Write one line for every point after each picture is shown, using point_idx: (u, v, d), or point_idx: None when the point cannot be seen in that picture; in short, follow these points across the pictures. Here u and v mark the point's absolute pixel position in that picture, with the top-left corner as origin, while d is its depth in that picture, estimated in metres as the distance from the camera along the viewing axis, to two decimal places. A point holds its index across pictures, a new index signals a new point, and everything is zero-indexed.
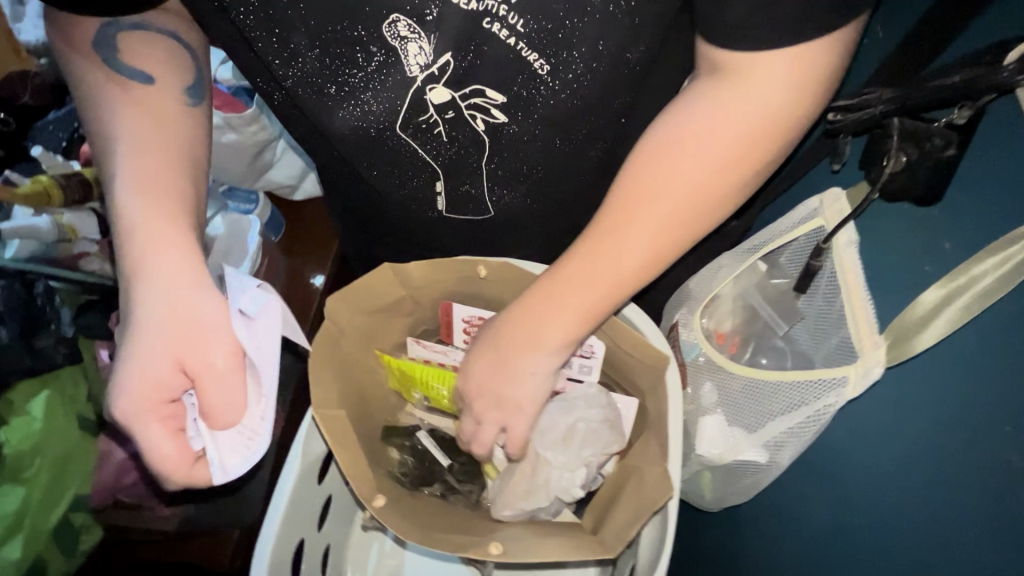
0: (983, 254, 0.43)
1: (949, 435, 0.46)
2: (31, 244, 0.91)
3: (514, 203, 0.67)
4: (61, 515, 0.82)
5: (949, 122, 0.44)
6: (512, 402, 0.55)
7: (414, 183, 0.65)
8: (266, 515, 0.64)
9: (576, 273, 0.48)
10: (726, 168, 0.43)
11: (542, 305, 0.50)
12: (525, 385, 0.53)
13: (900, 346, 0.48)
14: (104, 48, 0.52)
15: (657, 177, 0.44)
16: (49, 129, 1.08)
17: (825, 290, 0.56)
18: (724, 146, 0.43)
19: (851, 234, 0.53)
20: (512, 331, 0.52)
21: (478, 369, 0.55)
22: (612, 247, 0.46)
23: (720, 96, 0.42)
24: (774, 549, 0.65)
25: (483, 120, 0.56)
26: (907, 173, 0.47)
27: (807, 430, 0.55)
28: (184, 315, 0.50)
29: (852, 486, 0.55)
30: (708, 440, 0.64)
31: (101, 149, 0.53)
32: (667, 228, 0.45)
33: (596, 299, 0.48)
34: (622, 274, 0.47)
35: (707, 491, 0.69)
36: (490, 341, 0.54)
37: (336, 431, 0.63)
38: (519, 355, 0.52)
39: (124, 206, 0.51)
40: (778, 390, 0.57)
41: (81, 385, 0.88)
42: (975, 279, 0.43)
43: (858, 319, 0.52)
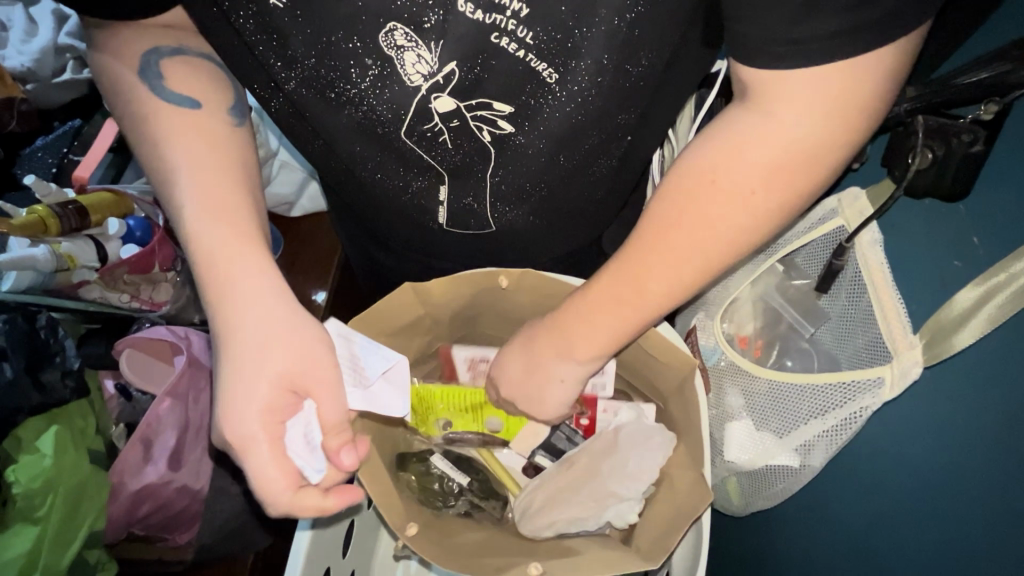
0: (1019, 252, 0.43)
1: (995, 434, 0.45)
2: (29, 275, 0.86)
3: (517, 219, 0.67)
4: (75, 552, 0.80)
5: (976, 118, 0.45)
6: (545, 400, 0.59)
7: (418, 185, 0.63)
8: (294, 536, 0.62)
9: (600, 298, 0.49)
10: (768, 187, 0.39)
11: (568, 321, 0.52)
12: (557, 385, 0.57)
13: (938, 345, 0.48)
14: (149, 74, 0.53)
15: (679, 209, 0.42)
16: (38, 156, 1.07)
17: (850, 288, 0.56)
18: (762, 170, 0.39)
19: (874, 232, 0.53)
20: (542, 341, 0.55)
21: (512, 370, 0.60)
22: (631, 273, 0.46)
23: (748, 126, 0.38)
24: (798, 549, 0.65)
25: (488, 131, 0.55)
26: (935, 169, 0.47)
27: (841, 432, 0.55)
28: (264, 327, 0.48)
29: (890, 486, 0.54)
30: (737, 446, 0.63)
31: (156, 168, 0.52)
32: (695, 259, 0.43)
33: (622, 322, 0.49)
34: (660, 291, 0.46)
35: (735, 498, 0.68)
36: (522, 350, 0.58)
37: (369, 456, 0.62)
38: (545, 360, 0.56)
39: (194, 228, 0.49)
40: (808, 393, 0.56)
41: (89, 416, 0.87)
42: (1015, 275, 0.43)
43: (889, 318, 0.51)
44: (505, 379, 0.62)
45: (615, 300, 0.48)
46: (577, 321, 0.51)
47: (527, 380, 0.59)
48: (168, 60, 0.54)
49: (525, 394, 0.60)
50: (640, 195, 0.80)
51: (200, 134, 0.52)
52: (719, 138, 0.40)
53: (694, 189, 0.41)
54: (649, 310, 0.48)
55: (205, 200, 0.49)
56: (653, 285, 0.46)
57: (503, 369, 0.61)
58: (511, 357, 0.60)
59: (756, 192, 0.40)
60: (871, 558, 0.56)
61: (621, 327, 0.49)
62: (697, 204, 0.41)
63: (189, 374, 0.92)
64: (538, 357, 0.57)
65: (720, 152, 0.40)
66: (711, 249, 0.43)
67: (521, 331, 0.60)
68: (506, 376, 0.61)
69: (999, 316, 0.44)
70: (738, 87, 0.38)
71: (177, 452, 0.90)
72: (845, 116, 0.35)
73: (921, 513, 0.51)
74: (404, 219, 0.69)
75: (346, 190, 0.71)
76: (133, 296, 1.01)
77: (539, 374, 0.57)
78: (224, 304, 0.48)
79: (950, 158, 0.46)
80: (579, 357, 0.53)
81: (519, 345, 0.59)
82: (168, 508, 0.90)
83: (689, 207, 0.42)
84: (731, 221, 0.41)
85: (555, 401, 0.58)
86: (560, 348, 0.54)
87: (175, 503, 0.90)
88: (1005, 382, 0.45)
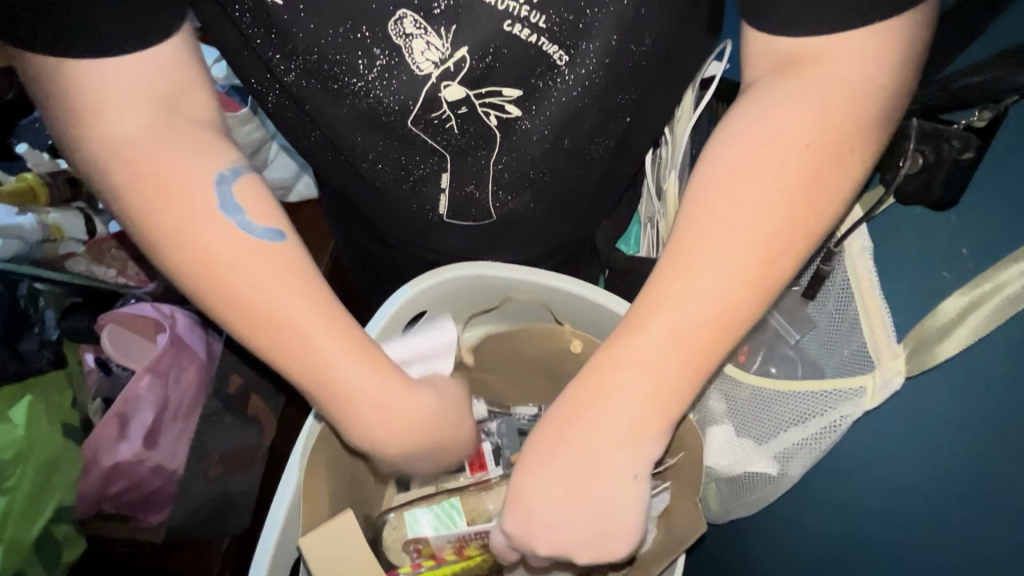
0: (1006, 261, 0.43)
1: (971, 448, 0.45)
2: (15, 244, 0.86)
3: (519, 208, 0.66)
4: (42, 526, 0.79)
5: (968, 125, 0.45)
6: (604, 515, 0.44)
7: (420, 172, 0.61)
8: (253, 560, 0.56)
9: (685, 291, 0.43)
10: (844, 133, 0.41)
11: (627, 362, 0.43)
12: (614, 488, 0.44)
13: (920, 355, 0.47)
14: (226, 212, 0.47)
15: (735, 187, 0.42)
16: (35, 128, 1.05)
17: (837, 297, 0.53)
18: (835, 117, 0.41)
19: (864, 239, 0.50)
20: (592, 411, 0.44)
21: (545, 492, 0.45)
22: (697, 273, 0.42)
23: (786, 87, 0.42)
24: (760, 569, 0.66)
25: (495, 116, 0.55)
26: (925, 175, 0.46)
27: (820, 442, 0.53)
28: (411, 405, 0.49)
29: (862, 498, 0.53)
30: (717, 451, 0.61)
31: (276, 335, 0.46)
32: (778, 234, 0.42)
33: (721, 326, 0.43)
34: (767, 266, 0.42)
35: (714, 503, 0.67)
36: (561, 454, 0.44)
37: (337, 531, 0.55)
38: (602, 439, 0.44)
39: (308, 356, 0.46)
40: (791, 400, 0.55)
41: (66, 390, 0.85)
42: (1003, 285, 0.43)
43: (874, 328, 0.49)
44: (532, 514, 0.45)
45: (690, 313, 0.42)
46: (641, 356, 0.43)
47: (573, 497, 0.44)
48: (238, 186, 0.49)
49: (580, 531, 0.44)
50: (632, 197, 0.81)
51: (302, 279, 0.47)
52: (749, 111, 0.44)
53: (745, 164, 0.42)
54: (739, 307, 0.42)
55: (313, 323, 0.46)
56: (751, 260, 0.42)
57: (523, 515, 0.45)
58: (532, 477, 0.45)
59: (823, 152, 0.41)
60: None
61: (729, 325, 0.43)
62: (771, 159, 0.42)
63: (172, 353, 0.93)
64: (588, 447, 0.44)
65: (765, 114, 0.42)
66: (794, 217, 0.42)
67: (537, 438, 0.46)
68: (533, 507, 0.45)
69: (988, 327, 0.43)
70: (770, 57, 0.43)
71: (154, 430, 0.90)
72: (883, 63, 0.40)
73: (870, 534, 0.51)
74: (399, 211, 0.68)
75: (338, 182, 0.70)
76: (119, 272, 0.99)
77: (588, 476, 0.44)
78: (392, 423, 0.48)
79: (940, 165, 0.45)
80: (644, 418, 0.43)
81: (544, 448, 0.45)
82: (140, 488, 0.89)
83: (764, 160, 0.42)
84: (805, 189, 0.41)
85: (616, 516, 0.44)
86: (614, 406, 0.44)
87: (148, 483, 0.90)
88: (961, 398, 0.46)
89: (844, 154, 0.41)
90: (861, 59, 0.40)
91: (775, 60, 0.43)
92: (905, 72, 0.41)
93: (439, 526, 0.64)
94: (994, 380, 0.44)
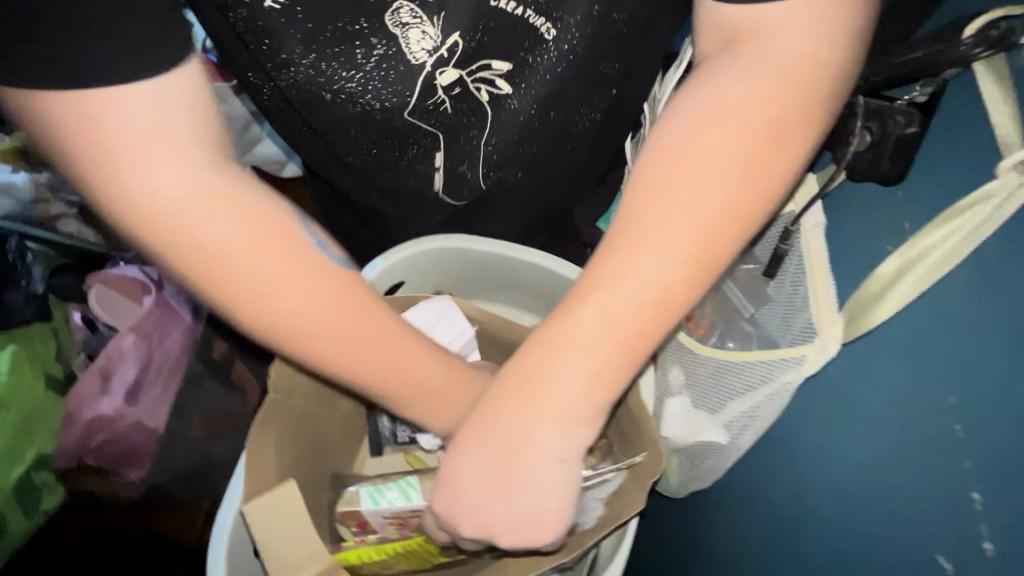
0: (936, 224, 0.42)
1: (891, 439, 0.42)
2: (7, 202, 0.92)
3: (504, 180, 0.69)
4: (23, 471, 0.83)
5: (912, 100, 0.46)
6: (525, 494, 0.44)
7: (413, 152, 0.64)
8: (218, 511, 0.57)
9: (626, 274, 0.42)
10: (790, 118, 0.42)
11: (560, 345, 0.43)
12: (538, 467, 0.44)
13: (855, 323, 0.45)
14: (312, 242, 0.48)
15: (679, 169, 0.43)
16: None
17: (793, 274, 0.52)
18: (778, 101, 0.41)
19: (818, 217, 0.50)
20: (523, 395, 0.43)
21: (471, 477, 0.44)
22: (638, 252, 0.42)
23: (735, 68, 0.42)
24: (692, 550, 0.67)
25: (486, 91, 0.58)
26: (874, 151, 0.47)
27: (762, 411, 0.52)
28: None
29: (789, 487, 0.50)
30: (671, 421, 0.61)
31: (397, 365, 0.48)
32: (718, 217, 0.42)
33: (660, 309, 0.43)
34: (707, 248, 0.42)
35: (672, 476, 0.64)
36: (486, 432, 0.44)
37: (280, 501, 0.52)
38: (529, 424, 0.43)
39: (430, 377, 0.50)
40: (740, 369, 0.54)
41: (49, 343, 0.88)
42: (926, 250, 0.42)
43: (818, 297, 0.48)
44: (458, 498, 0.45)
45: (626, 297, 0.42)
46: (576, 341, 0.43)
47: (498, 482, 0.44)
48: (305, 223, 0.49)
49: (503, 516, 0.44)
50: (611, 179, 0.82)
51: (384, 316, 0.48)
52: (697, 93, 0.44)
53: (687, 145, 0.43)
54: (679, 293, 0.43)
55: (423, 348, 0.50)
56: (689, 244, 0.42)
57: (448, 497, 0.45)
58: (463, 462, 0.45)
59: (763, 129, 0.42)
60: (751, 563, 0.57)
61: (666, 310, 0.43)
62: (714, 140, 0.42)
63: (156, 316, 0.95)
64: (517, 433, 0.43)
65: (713, 95, 0.43)
66: (736, 199, 0.42)
67: (467, 423, 0.45)
68: (459, 491, 0.44)
69: (917, 291, 0.42)
70: (719, 29, 0.44)
71: (137, 386, 0.92)
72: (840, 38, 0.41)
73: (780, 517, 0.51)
74: (394, 190, 0.70)
75: (330, 169, 0.70)
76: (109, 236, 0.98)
77: (513, 462, 0.44)
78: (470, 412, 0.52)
79: (885, 138, 0.46)
80: (579, 400, 0.43)
81: (473, 426, 0.45)
82: (120, 443, 0.91)
83: (709, 142, 0.42)
84: (746, 170, 0.42)
85: (541, 500, 0.44)
86: (548, 387, 0.43)
87: (127, 439, 0.92)
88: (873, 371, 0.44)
89: (787, 135, 0.42)
90: (815, 33, 0.41)
91: (724, 34, 0.44)
92: (854, 42, 0.41)
93: (396, 501, 0.59)
94: (903, 358, 0.42)
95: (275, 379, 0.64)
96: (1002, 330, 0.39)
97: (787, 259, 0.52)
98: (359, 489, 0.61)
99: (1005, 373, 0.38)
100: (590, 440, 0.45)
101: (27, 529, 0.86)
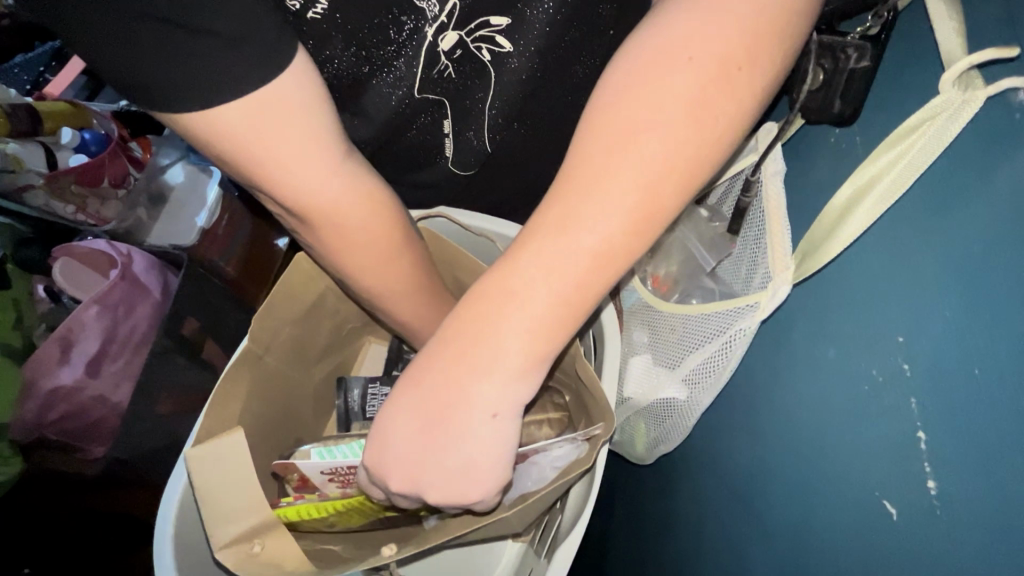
0: (879, 149, 0.39)
1: (847, 389, 0.40)
2: None
3: (510, 137, 0.66)
4: None
5: (863, 33, 0.43)
6: (460, 456, 0.41)
7: (422, 121, 0.62)
8: (168, 482, 0.55)
9: (563, 227, 0.38)
10: (749, 55, 0.37)
11: (496, 296, 0.39)
12: (469, 427, 0.41)
13: (807, 263, 0.43)
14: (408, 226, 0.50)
15: (622, 107, 0.38)
16: (15, 72, 1.10)
17: (756, 226, 0.50)
18: (732, 34, 0.37)
19: (778, 163, 0.49)
20: (458, 346, 0.40)
21: (401, 431, 0.42)
22: (578, 200, 0.38)
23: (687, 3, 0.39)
24: (659, 523, 0.65)
25: (488, 49, 0.56)
26: (826, 90, 0.45)
27: (722, 364, 0.50)
28: None
29: (765, 452, 0.48)
30: (634, 381, 0.59)
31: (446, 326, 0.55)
32: (664, 160, 0.37)
33: (599, 266, 0.38)
34: (651, 195, 0.38)
35: (640, 443, 0.63)
36: (417, 391, 0.41)
37: (228, 453, 0.49)
38: (463, 375, 0.40)
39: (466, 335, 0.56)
40: (699, 323, 0.52)
41: (8, 311, 0.86)
42: (870, 180, 0.39)
43: (773, 242, 0.47)
44: (387, 451, 0.42)
45: (564, 247, 0.38)
46: (513, 291, 0.39)
47: (431, 437, 0.41)
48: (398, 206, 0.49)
49: (434, 471, 0.42)
50: None
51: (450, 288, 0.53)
52: (649, 32, 0.40)
53: (633, 87, 0.38)
54: (623, 246, 0.38)
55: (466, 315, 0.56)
56: (629, 191, 0.37)
57: (381, 452, 0.43)
58: (395, 421, 0.42)
59: (710, 64, 0.37)
60: (709, 533, 0.55)
61: (608, 266, 0.39)
62: (661, 79, 0.38)
63: (123, 288, 0.93)
64: (450, 385, 0.40)
65: (665, 31, 0.39)
66: (684, 141, 0.37)
67: (404, 374, 0.43)
68: (390, 446, 0.42)
69: (868, 223, 0.39)
70: None
71: (98, 360, 0.90)
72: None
73: (745, 473, 0.50)
74: (406, 166, 0.68)
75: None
76: (79, 209, 1.00)
77: (444, 415, 0.41)
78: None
79: (836, 77, 0.44)
80: (515, 358, 0.40)
81: (406, 384, 0.42)
82: (82, 416, 0.90)
83: (657, 81, 0.38)
84: (694, 109, 0.37)
85: (473, 461, 0.41)
86: (482, 347, 0.40)
87: (89, 413, 0.91)
88: (833, 316, 0.43)
89: (734, 71, 0.37)
90: None
91: None
92: None
93: (344, 456, 0.57)
94: (859, 304, 0.41)
95: (258, 329, 0.61)
96: (949, 254, 0.35)
97: (749, 210, 0.52)
98: (311, 447, 0.59)
99: (955, 301, 0.34)
100: (528, 397, 0.42)
101: None
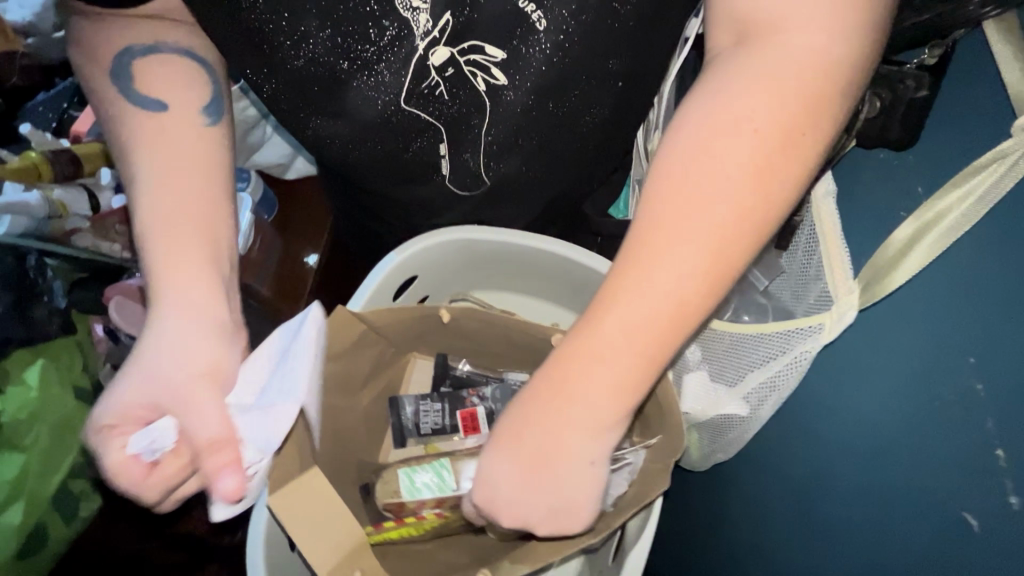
0: (945, 189, 0.42)
1: (914, 415, 0.43)
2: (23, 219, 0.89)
3: (509, 171, 0.68)
4: (59, 480, 0.86)
5: (921, 64, 0.46)
6: (563, 498, 0.44)
7: (418, 144, 0.65)
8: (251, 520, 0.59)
9: (640, 292, 0.40)
10: (807, 119, 0.39)
11: (583, 357, 0.42)
12: (570, 473, 0.44)
13: (876, 286, 0.45)
14: (134, 85, 0.56)
15: (688, 175, 0.40)
16: (40, 110, 1.08)
17: (805, 243, 0.51)
18: (791, 100, 0.39)
19: (828, 185, 0.50)
20: (553, 405, 0.43)
21: (503, 481, 0.45)
22: (652, 265, 0.40)
23: (738, 65, 0.41)
24: (713, 520, 0.69)
25: (483, 79, 0.59)
26: (884, 117, 0.47)
27: (782, 384, 0.52)
28: (165, 378, 0.50)
29: (827, 463, 0.51)
30: (690, 397, 0.60)
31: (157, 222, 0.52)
32: (733, 226, 0.40)
33: (677, 324, 0.41)
34: (722, 257, 0.40)
35: (695, 450, 0.65)
36: (517, 445, 0.44)
37: (305, 490, 0.51)
38: (557, 429, 0.43)
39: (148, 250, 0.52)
40: (755, 344, 0.54)
41: (76, 355, 0.91)
42: (942, 214, 0.42)
43: (833, 264, 0.48)
44: (490, 498, 0.45)
45: (645, 309, 0.40)
46: (599, 352, 0.41)
47: (530, 485, 0.44)
48: (146, 70, 0.56)
49: (537, 511, 0.45)
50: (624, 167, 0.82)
51: (177, 147, 0.54)
52: (709, 92, 0.42)
53: (693, 155, 0.40)
54: (693, 307, 0.41)
55: (169, 241, 0.51)
56: (698, 257, 0.40)
57: (489, 495, 0.46)
58: (496, 472, 0.45)
59: (772, 133, 0.39)
60: (770, 532, 0.59)
61: (681, 325, 0.41)
62: (720, 145, 0.40)
63: None
64: (546, 438, 0.43)
65: (720, 97, 0.41)
66: (746, 204, 0.39)
67: (499, 426, 0.45)
68: (493, 494, 0.45)
69: (931, 256, 0.43)
70: (727, 23, 0.42)
71: None
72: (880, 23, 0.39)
73: (805, 481, 0.53)
74: (404, 180, 0.70)
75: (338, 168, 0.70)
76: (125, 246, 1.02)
77: (543, 463, 0.44)
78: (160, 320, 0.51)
79: (896, 105, 0.46)
80: (602, 413, 0.42)
81: (504, 439, 0.45)
82: None
83: (714, 150, 0.40)
84: (762, 175, 0.39)
85: (572, 504, 0.44)
86: (574, 405, 0.42)
87: None
88: (891, 339, 0.45)
89: (798, 137, 0.39)
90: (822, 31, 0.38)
91: (731, 26, 0.42)
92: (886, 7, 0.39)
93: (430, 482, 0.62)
94: (916, 333, 0.44)
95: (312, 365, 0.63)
96: None
97: (799, 228, 0.52)
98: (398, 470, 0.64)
99: None
100: (619, 441, 0.45)
101: (71, 535, 0.89)
